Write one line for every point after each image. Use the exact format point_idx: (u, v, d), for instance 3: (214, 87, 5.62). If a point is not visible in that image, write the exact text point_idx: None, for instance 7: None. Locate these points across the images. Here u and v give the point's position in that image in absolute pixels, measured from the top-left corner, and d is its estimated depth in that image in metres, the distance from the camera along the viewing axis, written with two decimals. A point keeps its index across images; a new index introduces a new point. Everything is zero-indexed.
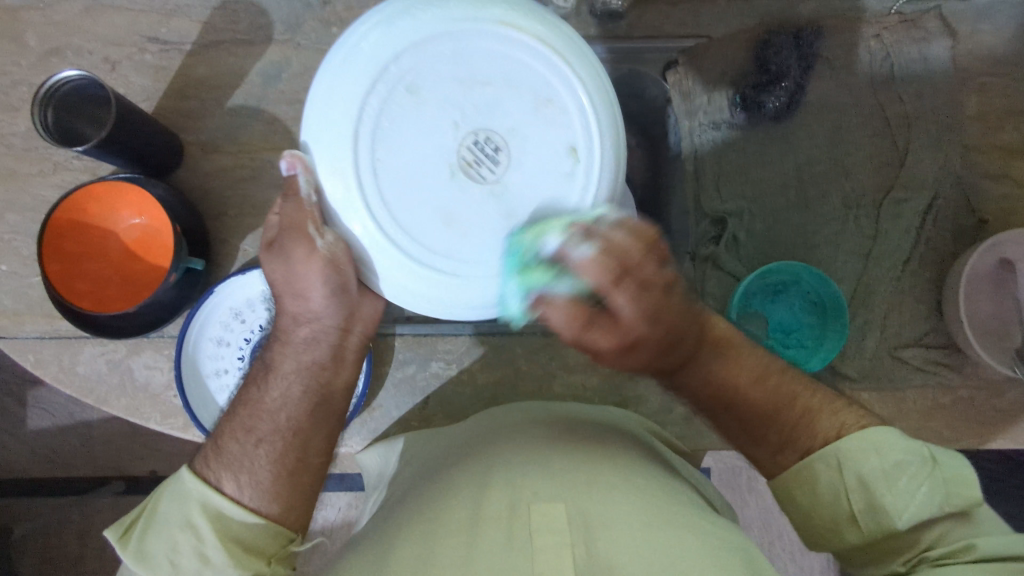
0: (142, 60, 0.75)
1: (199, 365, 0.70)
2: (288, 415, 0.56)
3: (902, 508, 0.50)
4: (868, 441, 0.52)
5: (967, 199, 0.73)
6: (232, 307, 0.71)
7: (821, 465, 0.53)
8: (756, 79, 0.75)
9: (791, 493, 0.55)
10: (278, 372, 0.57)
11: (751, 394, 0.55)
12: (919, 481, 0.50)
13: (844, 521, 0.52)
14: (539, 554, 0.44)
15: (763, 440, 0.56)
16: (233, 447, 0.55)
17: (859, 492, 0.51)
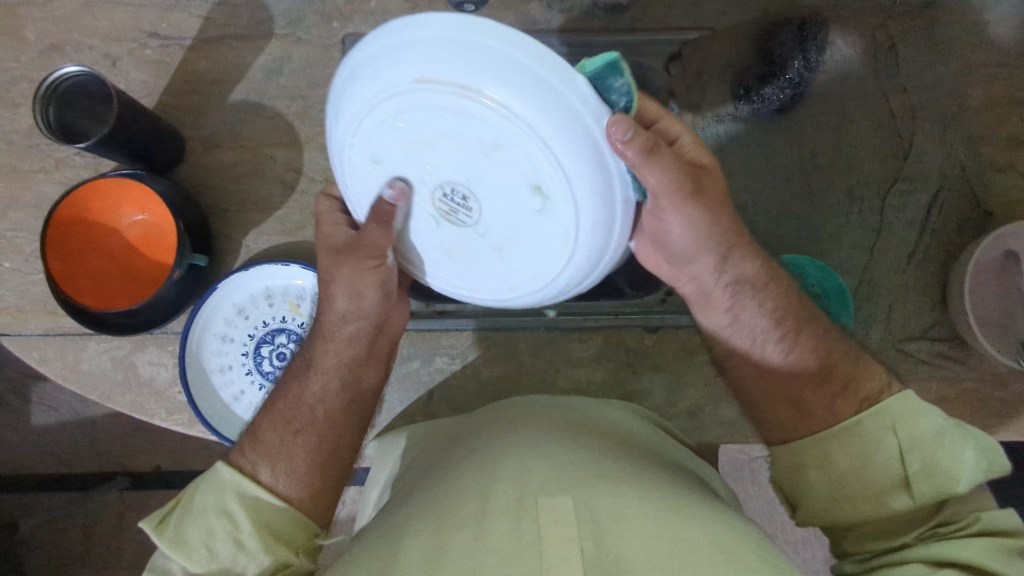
0: (142, 56, 0.75)
1: (203, 360, 0.70)
2: (326, 410, 0.58)
3: (955, 472, 0.49)
4: (916, 405, 0.52)
5: (972, 191, 0.72)
6: (236, 303, 0.71)
7: (877, 422, 0.52)
8: (760, 71, 0.73)
9: (834, 453, 0.53)
10: (319, 367, 0.59)
11: (807, 331, 0.57)
12: (963, 448, 0.50)
13: (893, 486, 0.51)
14: (549, 549, 0.44)
15: (828, 376, 0.55)
16: (272, 437, 0.56)
17: (915, 454, 0.51)
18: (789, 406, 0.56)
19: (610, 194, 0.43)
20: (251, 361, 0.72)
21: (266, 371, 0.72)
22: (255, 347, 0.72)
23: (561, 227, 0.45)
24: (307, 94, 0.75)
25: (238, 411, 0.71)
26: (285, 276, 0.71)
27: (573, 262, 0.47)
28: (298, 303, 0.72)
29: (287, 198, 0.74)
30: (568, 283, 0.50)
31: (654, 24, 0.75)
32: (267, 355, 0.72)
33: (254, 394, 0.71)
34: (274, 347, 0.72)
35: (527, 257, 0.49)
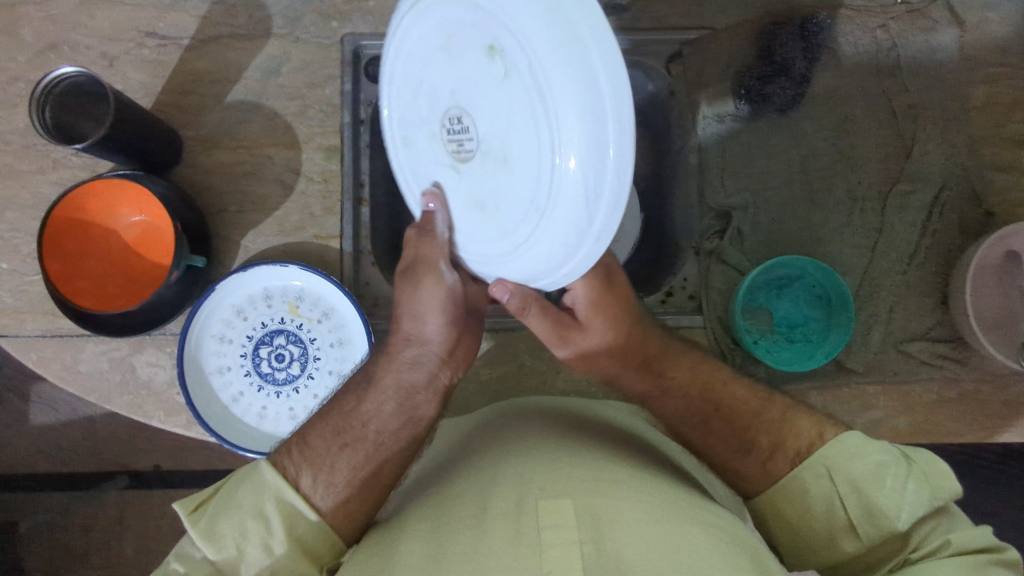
0: (140, 55, 0.74)
1: (201, 361, 0.70)
2: (377, 428, 0.58)
3: (892, 507, 0.51)
4: (846, 445, 0.55)
5: (973, 191, 0.72)
6: (234, 304, 0.71)
7: (809, 474, 0.54)
8: (761, 71, 0.75)
9: (784, 509, 0.55)
10: (380, 385, 0.59)
11: (734, 392, 0.61)
12: (902, 480, 0.52)
13: (841, 530, 0.53)
14: (549, 551, 0.43)
15: (751, 448, 0.57)
16: (321, 445, 0.56)
17: (851, 495, 0.53)
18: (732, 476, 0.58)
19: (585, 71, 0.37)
20: (249, 363, 0.71)
21: (265, 373, 0.71)
22: (253, 348, 0.71)
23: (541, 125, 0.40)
24: (307, 94, 0.75)
25: (236, 412, 0.70)
26: (284, 277, 0.71)
27: (560, 176, 0.39)
28: (297, 304, 0.71)
29: (285, 199, 0.73)
30: (562, 228, 0.41)
31: (655, 23, 0.75)
32: (265, 356, 0.71)
33: (253, 396, 0.71)
34: (273, 348, 0.72)
35: (519, 187, 0.45)
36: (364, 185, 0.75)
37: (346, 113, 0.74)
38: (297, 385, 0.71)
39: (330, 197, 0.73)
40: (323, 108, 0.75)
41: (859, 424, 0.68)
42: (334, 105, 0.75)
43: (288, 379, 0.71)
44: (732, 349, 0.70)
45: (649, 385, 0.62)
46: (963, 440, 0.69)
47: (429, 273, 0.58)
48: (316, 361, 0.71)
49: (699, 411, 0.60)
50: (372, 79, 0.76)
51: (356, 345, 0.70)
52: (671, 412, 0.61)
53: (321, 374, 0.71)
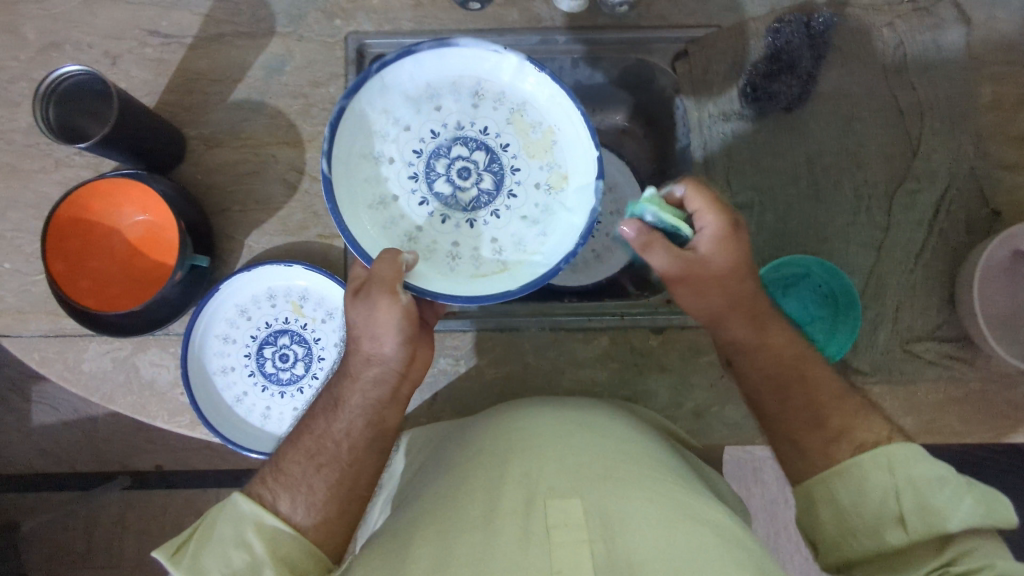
0: (142, 54, 0.74)
1: (204, 362, 0.69)
2: (350, 446, 0.56)
3: (946, 511, 0.47)
4: (915, 451, 0.51)
5: (980, 190, 0.72)
6: (238, 304, 0.71)
7: (870, 464, 0.51)
8: (766, 69, 0.73)
9: (834, 491, 0.52)
10: (346, 406, 0.57)
11: (815, 374, 0.58)
12: (964, 496, 0.48)
13: (887, 522, 0.49)
14: (558, 550, 0.44)
15: (823, 424, 0.55)
16: (296, 468, 0.55)
17: (907, 495, 0.49)
18: (791, 449, 0.56)
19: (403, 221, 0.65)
20: (253, 363, 0.71)
21: (269, 373, 0.71)
22: (257, 349, 0.71)
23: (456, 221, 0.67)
24: (310, 93, 0.74)
25: (239, 412, 0.70)
26: (288, 277, 0.70)
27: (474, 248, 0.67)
28: (301, 304, 0.71)
29: (289, 198, 0.73)
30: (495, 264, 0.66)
31: (659, 22, 0.76)
32: (269, 356, 0.71)
33: (257, 396, 0.70)
34: (277, 348, 0.71)
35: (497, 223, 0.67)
36: None
37: None
38: (301, 385, 0.71)
39: None
40: (327, 107, 0.74)
41: None
42: (337, 104, 0.74)
43: (292, 379, 0.71)
44: None
45: (751, 337, 0.59)
46: (967, 439, 0.69)
47: (382, 294, 0.55)
48: (321, 361, 0.71)
49: (796, 362, 0.58)
50: None
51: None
52: (761, 372, 0.59)
53: (326, 374, 0.71)
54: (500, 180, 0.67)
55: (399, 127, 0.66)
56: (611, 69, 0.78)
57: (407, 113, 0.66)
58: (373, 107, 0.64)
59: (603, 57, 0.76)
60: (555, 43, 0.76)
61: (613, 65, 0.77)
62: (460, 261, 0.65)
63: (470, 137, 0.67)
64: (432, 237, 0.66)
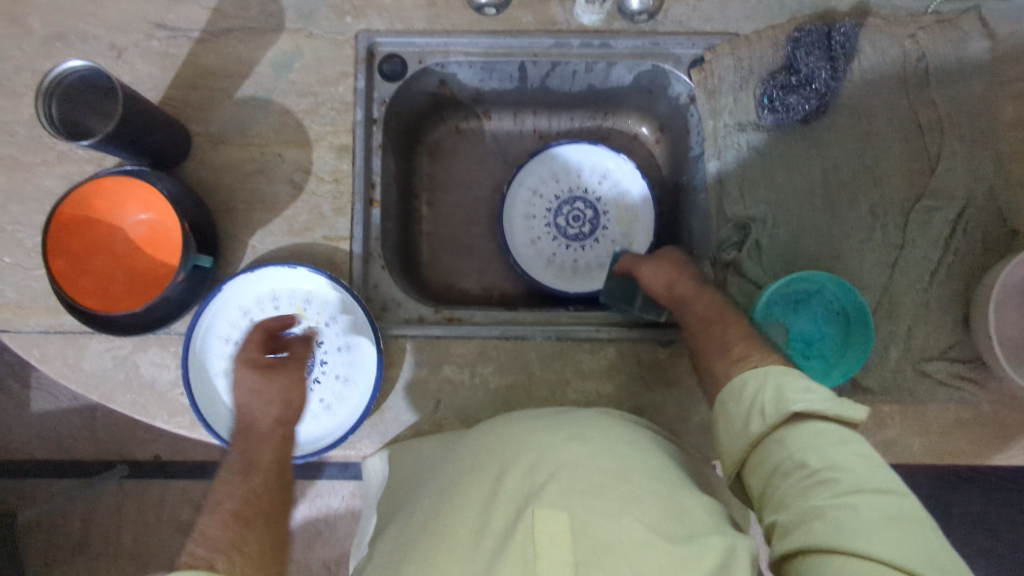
0: (149, 47, 0.73)
1: (202, 364, 0.68)
2: (268, 498, 0.54)
3: (793, 395, 0.49)
4: (785, 370, 0.53)
5: (998, 209, 0.70)
6: (239, 305, 0.69)
7: (751, 375, 0.54)
8: (785, 80, 0.72)
9: (726, 409, 0.54)
10: (256, 463, 0.56)
11: (731, 328, 0.61)
12: (817, 398, 0.49)
13: (755, 424, 0.51)
14: (542, 566, 0.45)
15: (728, 351, 0.59)
16: (218, 530, 0.50)
17: (771, 396, 0.51)
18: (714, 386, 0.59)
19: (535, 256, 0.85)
20: None
21: None
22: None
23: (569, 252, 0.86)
24: (319, 91, 0.73)
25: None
26: (290, 279, 0.69)
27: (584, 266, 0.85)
28: (305, 307, 0.70)
29: (295, 198, 0.72)
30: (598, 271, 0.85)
31: (677, 27, 0.74)
32: None
33: None
34: None
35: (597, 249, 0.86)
36: (375, 186, 0.73)
37: (360, 110, 0.73)
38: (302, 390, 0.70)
39: (341, 197, 0.72)
40: (336, 106, 0.73)
41: (875, 442, 0.69)
42: (346, 103, 0.73)
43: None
44: None
45: (688, 296, 0.66)
46: (975, 461, 0.69)
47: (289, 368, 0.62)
48: (323, 365, 0.70)
49: (716, 317, 0.63)
50: (386, 78, 0.75)
51: (366, 351, 0.70)
52: (693, 324, 0.64)
53: (328, 379, 0.70)
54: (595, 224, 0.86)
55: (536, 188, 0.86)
56: (626, 73, 0.78)
57: (527, 195, 0.86)
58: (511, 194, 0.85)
59: (617, 61, 0.75)
60: (568, 47, 0.74)
61: (627, 69, 0.77)
62: (579, 267, 0.85)
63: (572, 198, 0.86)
64: (554, 251, 0.86)
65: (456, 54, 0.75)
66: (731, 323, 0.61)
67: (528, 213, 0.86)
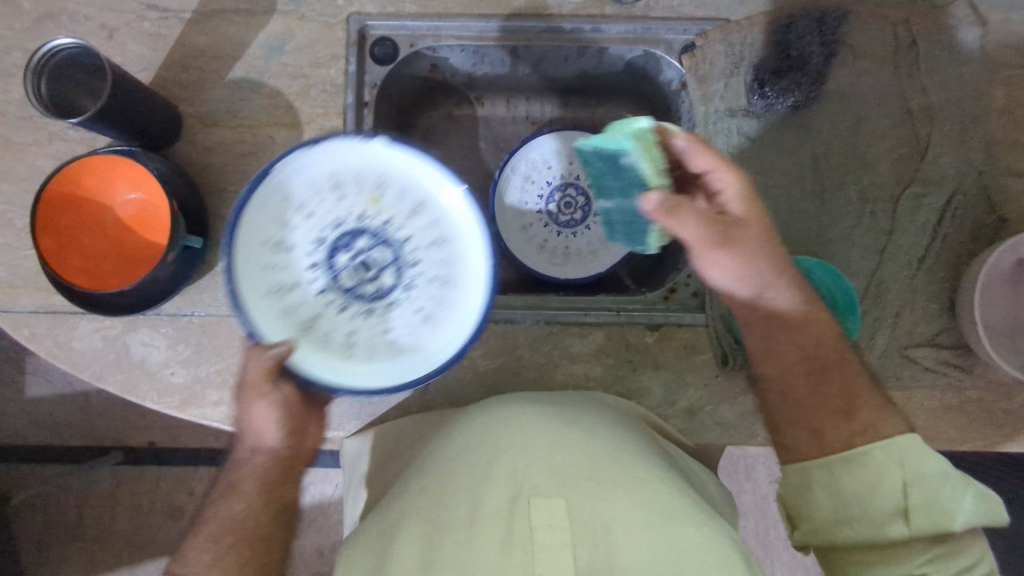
0: (140, 28, 0.73)
1: (258, 280, 0.58)
2: (257, 523, 0.59)
3: (942, 498, 0.56)
4: (925, 453, 0.58)
5: (987, 196, 0.70)
6: (297, 196, 0.60)
7: (889, 462, 0.58)
8: (775, 64, 0.73)
9: (845, 477, 0.59)
10: (239, 491, 0.60)
11: (835, 379, 0.61)
12: (961, 493, 0.57)
13: (891, 516, 0.57)
14: (540, 548, 0.47)
15: (852, 416, 0.60)
16: (199, 556, 0.58)
17: (918, 489, 0.57)
18: (807, 437, 0.61)
19: (527, 243, 0.85)
20: (325, 267, 0.61)
21: (346, 282, 0.61)
22: (328, 257, 0.61)
23: (561, 238, 0.86)
24: (309, 74, 0.73)
25: (320, 339, 0.59)
26: (366, 155, 0.60)
27: (576, 253, 0.85)
28: (380, 195, 0.61)
29: None
30: (591, 257, 0.85)
31: (668, 12, 0.74)
32: (344, 259, 0.61)
33: (331, 306, 0.61)
34: (352, 250, 0.61)
35: (588, 236, 0.86)
36: None
37: (350, 93, 0.73)
38: (392, 298, 0.62)
39: None
40: (327, 89, 0.73)
41: None
42: (337, 85, 0.73)
43: (384, 288, 0.62)
44: (735, 349, 0.70)
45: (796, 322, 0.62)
46: (963, 448, 0.69)
47: (256, 398, 0.56)
48: (416, 264, 0.62)
49: (823, 358, 0.62)
50: (377, 61, 0.75)
51: (461, 240, 0.61)
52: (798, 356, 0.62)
53: (421, 283, 0.62)
54: (585, 210, 0.86)
55: (528, 174, 0.86)
56: (617, 59, 0.79)
57: (518, 181, 0.86)
58: (504, 181, 0.85)
59: (609, 46, 0.76)
60: (558, 31, 0.75)
61: (619, 54, 0.77)
62: (570, 254, 0.85)
63: (563, 184, 0.86)
64: (545, 238, 0.86)
65: (447, 37, 0.75)
66: (844, 367, 0.62)
67: (520, 200, 0.86)
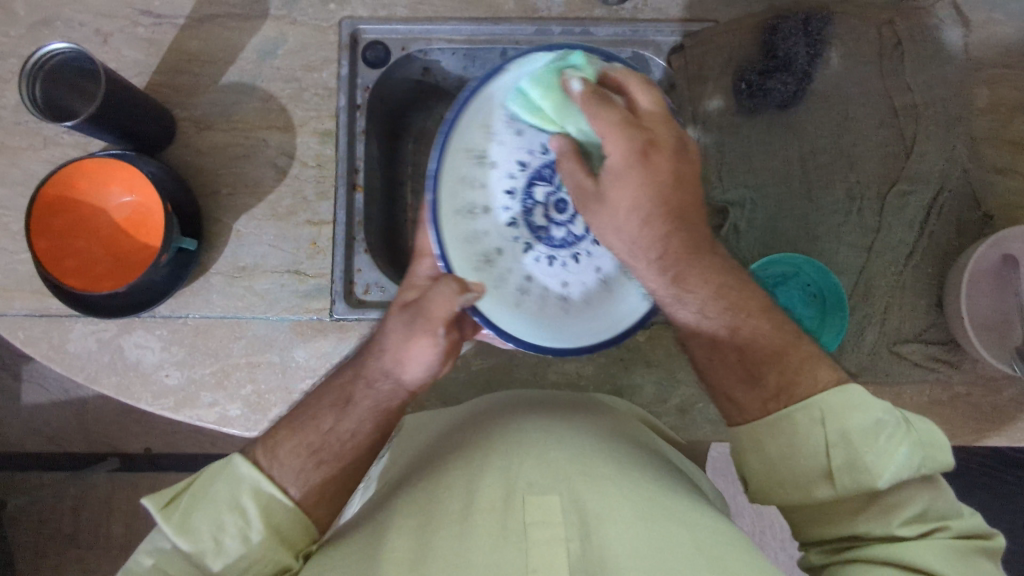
0: (134, 33, 0.74)
1: (457, 197, 0.62)
2: (353, 447, 0.56)
3: (864, 450, 0.49)
4: (852, 398, 0.51)
5: (972, 193, 0.71)
6: (508, 111, 0.62)
7: (803, 415, 0.51)
8: (763, 65, 0.73)
9: (765, 443, 0.53)
10: (355, 409, 0.56)
11: (750, 328, 0.54)
12: (897, 441, 0.50)
13: (819, 478, 0.51)
14: (534, 543, 0.46)
15: (758, 380, 0.53)
16: (292, 460, 0.55)
17: (840, 449, 0.50)
18: (726, 402, 0.56)
19: None
20: (517, 201, 0.64)
21: (530, 219, 0.65)
22: (525, 187, 0.64)
23: None
24: (302, 77, 0.74)
25: (498, 272, 0.63)
26: None
27: None
28: None
29: (280, 182, 0.73)
30: None
31: (655, 14, 0.75)
32: (537, 196, 0.65)
33: (506, 241, 0.64)
34: (549, 190, 0.65)
35: None
36: (358, 171, 0.73)
37: (343, 96, 0.73)
38: (577, 247, 0.65)
39: (325, 180, 0.73)
40: (320, 92, 0.74)
41: None
42: (330, 89, 0.74)
43: (567, 239, 0.65)
44: None
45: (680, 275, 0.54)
46: (951, 443, 0.69)
47: (424, 332, 0.52)
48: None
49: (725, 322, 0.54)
50: (368, 64, 0.75)
51: None
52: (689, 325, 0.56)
53: None
54: None
55: None
56: None
57: None
58: None
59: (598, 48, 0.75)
60: (549, 34, 0.75)
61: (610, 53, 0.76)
62: None
63: None
64: None
65: (438, 41, 0.76)
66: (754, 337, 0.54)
67: None
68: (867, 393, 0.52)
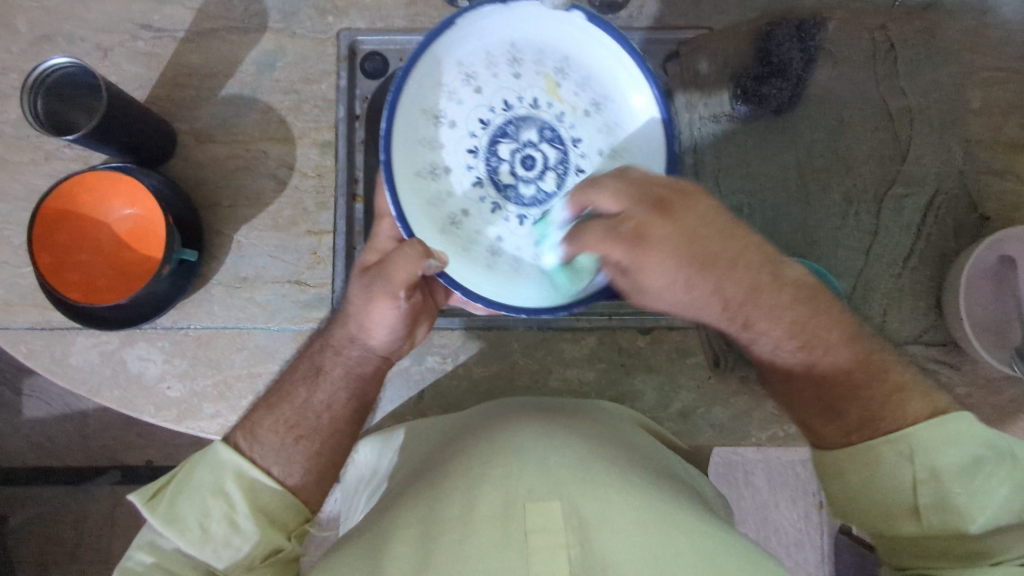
0: (134, 47, 0.74)
1: (418, 157, 0.65)
2: (331, 416, 0.62)
3: (955, 489, 0.51)
4: (946, 432, 0.53)
5: (968, 195, 0.72)
6: (466, 69, 0.66)
7: (887, 449, 0.54)
8: (758, 71, 0.72)
9: (847, 471, 0.56)
10: (328, 376, 0.62)
11: (825, 366, 0.57)
12: (995, 482, 0.52)
13: (904, 511, 0.53)
14: (535, 550, 0.46)
15: (839, 414, 0.56)
16: (273, 438, 0.59)
17: (929, 485, 0.52)
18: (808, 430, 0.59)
19: None
20: (481, 155, 0.67)
21: (496, 172, 0.67)
22: (489, 144, 0.67)
23: None
24: (301, 89, 0.74)
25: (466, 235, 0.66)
26: (558, 32, 0.66)
27: None
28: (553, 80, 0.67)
29: (280, 193, 0.73)
30: None
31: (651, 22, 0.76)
32: (501, 151, 0.67)
33: (473, 194, 0.66)
34: (513, 143, 0.67)
35: None
36: (358, 181, 0.74)
37: (342, 107, 0.74)
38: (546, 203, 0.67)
39: (325, 191, 0.73)
40: (319, 104, 0.74)
41: None
42: (329, 100, 0.75)
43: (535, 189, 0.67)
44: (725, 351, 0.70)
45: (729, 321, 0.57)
46: None
47: (383, 296, 0.58)
48: (582, 164, 0.68)
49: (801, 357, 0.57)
50: (366, 75, 0.76)
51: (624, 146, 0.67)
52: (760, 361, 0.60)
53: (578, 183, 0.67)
54: None
55: None
56: None
57: None
58: None
59: None
60: None
61: None
62: None
63: None
64: None
65: None
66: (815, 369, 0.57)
67: None
68: (976, 423, 0.54)
